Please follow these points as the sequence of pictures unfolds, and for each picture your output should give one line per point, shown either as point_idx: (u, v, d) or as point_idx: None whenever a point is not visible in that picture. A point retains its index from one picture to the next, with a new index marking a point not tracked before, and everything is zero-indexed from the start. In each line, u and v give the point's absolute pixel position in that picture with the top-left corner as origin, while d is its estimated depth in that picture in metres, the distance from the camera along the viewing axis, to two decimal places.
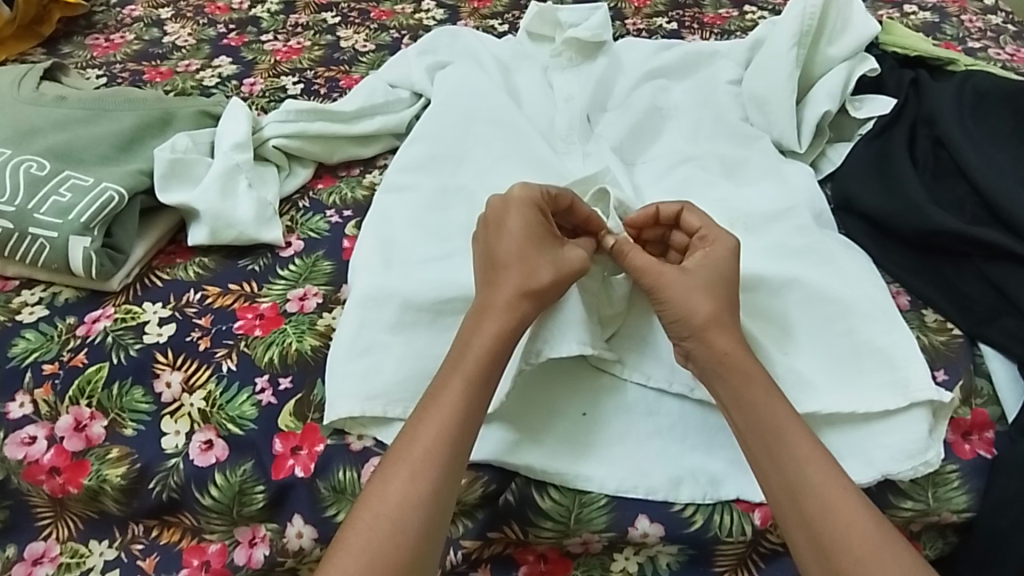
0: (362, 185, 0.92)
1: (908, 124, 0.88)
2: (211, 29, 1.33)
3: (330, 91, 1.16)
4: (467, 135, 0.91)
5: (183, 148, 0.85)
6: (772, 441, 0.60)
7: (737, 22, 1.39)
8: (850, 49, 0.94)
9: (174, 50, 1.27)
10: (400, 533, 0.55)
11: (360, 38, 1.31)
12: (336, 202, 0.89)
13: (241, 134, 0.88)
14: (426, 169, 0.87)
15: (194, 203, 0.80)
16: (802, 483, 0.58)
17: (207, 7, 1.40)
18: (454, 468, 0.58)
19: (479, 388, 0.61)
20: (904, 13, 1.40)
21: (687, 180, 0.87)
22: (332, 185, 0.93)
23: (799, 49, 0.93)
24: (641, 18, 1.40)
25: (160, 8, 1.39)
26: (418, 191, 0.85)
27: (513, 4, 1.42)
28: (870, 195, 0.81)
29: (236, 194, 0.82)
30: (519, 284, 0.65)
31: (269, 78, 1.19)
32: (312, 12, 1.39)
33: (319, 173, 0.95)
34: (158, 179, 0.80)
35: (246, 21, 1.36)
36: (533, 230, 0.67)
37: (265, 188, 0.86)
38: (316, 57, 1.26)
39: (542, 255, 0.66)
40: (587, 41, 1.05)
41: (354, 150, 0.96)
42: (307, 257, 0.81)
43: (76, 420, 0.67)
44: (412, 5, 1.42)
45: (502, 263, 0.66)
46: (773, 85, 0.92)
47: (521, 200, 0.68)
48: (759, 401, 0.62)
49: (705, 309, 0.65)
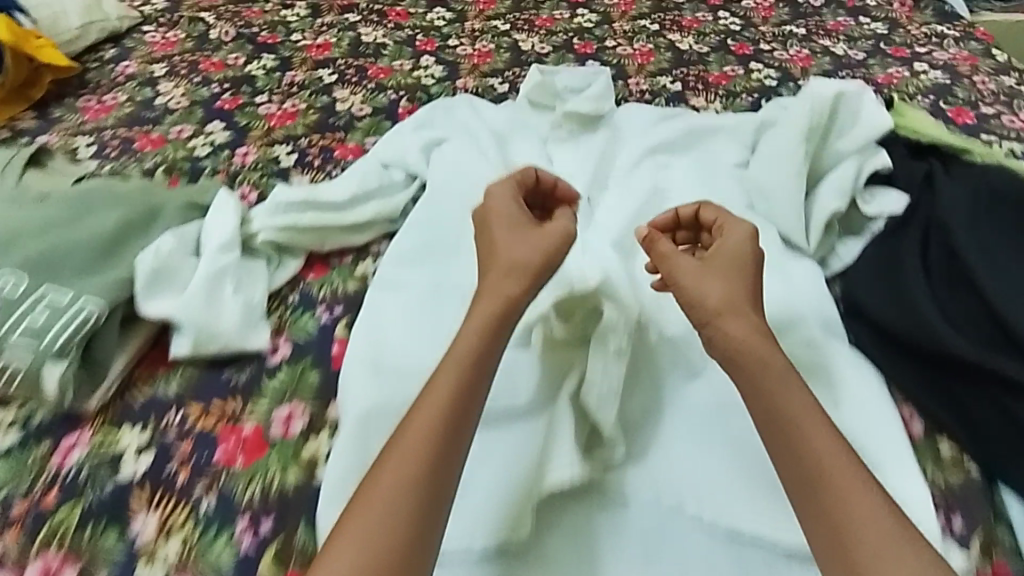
0: (354, 275, 0.91)
1: (919, 224, 0.84)
2: (205, 90, 1.31)
3: (325, 163, 1.14)
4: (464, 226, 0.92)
5: (168, 249, 0.81)
6: (792, 435, 0.58)
7: (742, 82, 1.37)
8: (859, 144, 0.90)
9: (166, 113, 1.25)
10: (391, 518, 0.54)
11: (357, 100, 1.29)
12: (327, 294, 0.88)
13: (228, 232, 0.85)
14: (419, 263, 0.88)
15: (178, 314, 0.77)
16: (825, 479, 0.56)
17: (202, 64, 1.39)
18: (441, 463, 0.57)
19: (466, 378, 0.61)
20: (913, 72, 1.40)
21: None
22: (324, 275, 0.90)
23: (807, 143, 0.90)
24: (643, 78, 1.38)
25: (155, 66, 1.38)
26: (418, 287, 0.85)
27: (513, 62, 1.43)
28: (881, 306, 0.79)
29: (221, 301, 0.79)
30: (505, 271, 0.68)
31: (264, 146, 1.17)
32: (308, 68, 1.39)
33: (310, 262, 0.92)
34: (141, 288, 0.77)
35: (242, 80, 1.35)
36: (511, 218, 0.73)
37: (255, 291, 0.83)
38: (311, 122, 1.23)
39: (524, 239, 0.70)
40: (589, 115, 1.13)
41: (348, 233, 0.93)
42: (295, 364, 0.79)
43: (43, 568, 0.62)
44: (410, 61, 1.42)
45: (494, 249, 0.71)
46: (779, 178, 0.90)
47: (503, 188, 0.77)
48: (780, 391, 0.60)
49: (719, 293, 0.65)
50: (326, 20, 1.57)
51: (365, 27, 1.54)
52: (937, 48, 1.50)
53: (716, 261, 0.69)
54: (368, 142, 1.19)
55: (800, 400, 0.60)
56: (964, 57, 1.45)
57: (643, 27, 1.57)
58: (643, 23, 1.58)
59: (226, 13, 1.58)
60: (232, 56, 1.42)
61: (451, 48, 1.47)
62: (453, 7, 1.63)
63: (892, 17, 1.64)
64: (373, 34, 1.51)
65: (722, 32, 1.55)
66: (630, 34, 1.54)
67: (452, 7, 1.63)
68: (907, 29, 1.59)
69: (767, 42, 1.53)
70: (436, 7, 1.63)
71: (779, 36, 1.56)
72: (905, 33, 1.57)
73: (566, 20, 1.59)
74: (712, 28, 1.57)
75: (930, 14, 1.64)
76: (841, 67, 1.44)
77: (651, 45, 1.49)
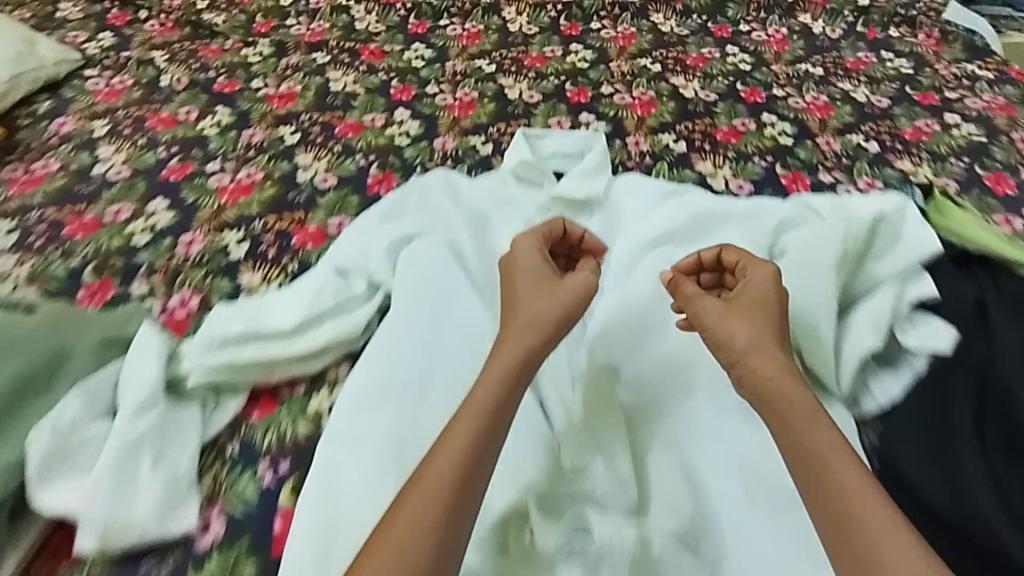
0: (305, 415, 0.80)
1: (969, 375, 0.72)
2: (150, 155, 1.17)
3: (280, 254, 1.00)
4: (432, 353, 0.80)
5: (70, 419, 0.71)
6: (814, 464, 0.62)
7: (754, 140, 1.22)
8: (899, 270, 0.79)
9: (104, 187, 1.10)
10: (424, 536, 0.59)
11: (322, 167, 1.16)
12: (272, 443, 0.77)
13: (150, 387, 0.74)
14: (379, 409, 0.76)
15: (82, 504, 0.67)
16: (845, 503, 0.59)
17: (149, 120, 1.24)
18: (467, 484, 0.62)
19: (493, 417, 0.66)
20: (945, 125, 1.26)
21: (692, 422, 0.78)
22: (270, 415, 0.80)
23: (839, 274, 0.78)
24: (643, 135, 1.23)
25: (96, 121, 1.24)
26: (377, 439, 0.73)
27: (499, 114, 1.29)
28: (924, 482, 0.67)
29: (136, 482, 0.69)
30: (529, 315, 0.74)
31: (212, 231, 1.03)
32: (269, 125, 1.24)
33: (256, 394, 0.81)
34: (37, 473, 0.68)
35: (193, 141, 1.20)
36: (539, 275, 0.79)
37: (180, 457, 0.72)
38: (268, 198, 1.09)
39: (549, 295, 0.77)
40: (578, 198, 0.99)
41: (301, 362, 0.81)
42: (228, 549, 0.68)
43: None
44: (384, 115, 1.28)
45: (518, 299, 0.77)
46: (806, 305, 0.77)
47: (528, 240, 0.83)
48: (801, 425, 0.64)
49: (743, 336, 0.70)
50: (292, 61, 1.41)
51: (334, 71, 1.39)
52: (969, 93, 1.35)
53: (737, 301, 0.74)
54: (332, 226, 1.05)
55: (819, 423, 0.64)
56: (1000, 106, 1.31)
57: (643, 68, 1.41)
58: (643, 62, 1.43)
59: (181, 53, 1.43)
60: (183, 108, 1.27)
61: (430, 97, 1.33)
62: (433, 43, 1.47)
63: (917, 51, 1.48)
64: (342, 80, 1.37)
65: (730, 74, 1.40)
66: (628, 77, 1.39)
67: (432, 43, 1.47)
68: (935, 67, 1.43)
69: (779, 86, 1.37)
70: (415, 44, 1.47)
71: (794, 78, 1.40)
72: (932, 73, 1.42)
73: (558, 59, 1.44)
74: (718, 68, 1.42)
75: (959, 48, 1.48)
76: (865, 117, 1.28)
77: (651, 91, 1.34)
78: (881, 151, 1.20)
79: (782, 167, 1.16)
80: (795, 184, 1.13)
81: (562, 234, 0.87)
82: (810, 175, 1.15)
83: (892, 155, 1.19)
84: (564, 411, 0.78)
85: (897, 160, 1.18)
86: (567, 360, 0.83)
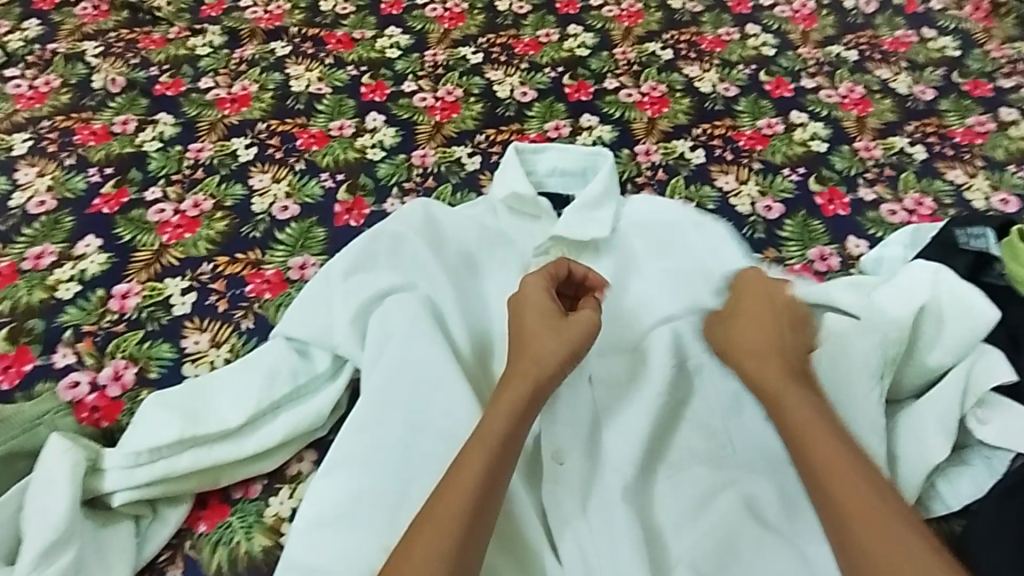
0: (263, 523, 0.67)
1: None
2: (79, 179, 1.00)
3: (231, 309, 0.85)
4: (411, 453, 0.66)
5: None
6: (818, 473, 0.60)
7: (782, 147, 1.05)
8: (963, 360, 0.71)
9: (24, 224, 0.94)
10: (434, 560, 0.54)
11: (281, 190, 0.99)
12: (221, 564, 0.65)
13: (57, 522, 0.62)
14: (350, 527, 0.63)
15: None
16: (855, 520, 0.57)
17: (77, 132, 1.06)
18: (475, 510, 0.57)
19: (502, 446, 0.61)
20: (1001, 123, 1.09)
21: (730, 530, 0.66)
22: (219, 525, 0.67)
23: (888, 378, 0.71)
24: (654, 142, 1.07)
25: (15, 135, 1.05)
26: (347, 569, 0.61)
27: (487, 116, 1.11)
28: None
29: None
30: (537, 363, 0.66)
31: (150, 281, 0.88)
32: (218, 137, 1.07)
33: (203, 498, 0.69)
34: None
35: (130, 160, 1.03)
36: (549, 309, 0.69)
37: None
38: (217, 235, 0.93)
39: (556, 332, 0.67)
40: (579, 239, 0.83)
41: (253, 460, 0.70)
42: None
43: None
44: (353, 121, 1.10)
45: (525, 341, 0.68)
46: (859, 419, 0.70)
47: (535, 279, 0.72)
48: (810, 433, 0.62)
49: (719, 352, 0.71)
50: (246, 53, 1.20)
51: (295, 64, 1.19)
52: None
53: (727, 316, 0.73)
54: (293, 268, 0.90)
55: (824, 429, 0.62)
56: None
57: (653, 54, 1.21)
58: (653, 46, 1.23)
59: (118, 43, 1.20)
60: (118, 117, 1.09)
61: (406, 96, 1.14)
62: (410, 26, 1.26)
63: (965, 28, 1.26)
64: (305, 77, 1.17)
65: (752, 60, 1.20)
66: (635, 66, 1.19)
67: (408, 26, 1.26)
68: (985, 47, 1.22)
69: (809, 74, 1.17)
70: (388, 27, 1.26)
71: (825, 64, 1.19)
72: (984, 54, 1.21)
73: (554, 44, 1.23)
74: (739, 52, 1.21)
75: (1012, 24, 1.26)
76: (909, 114, 1.11)
77: (663, 84, 1.16)
78: (929, 159, 1.04)
79: (816, 181, 1.01)
80: (832, 203, 0.98)
81: (568, 276, 0.74)
82: (849, 191, 1.00)
83: (942, 163, 1.03)
84: (568, 522, 0.67)
85: (949, 171, 1.02)
86: (575, 448, 0.70)
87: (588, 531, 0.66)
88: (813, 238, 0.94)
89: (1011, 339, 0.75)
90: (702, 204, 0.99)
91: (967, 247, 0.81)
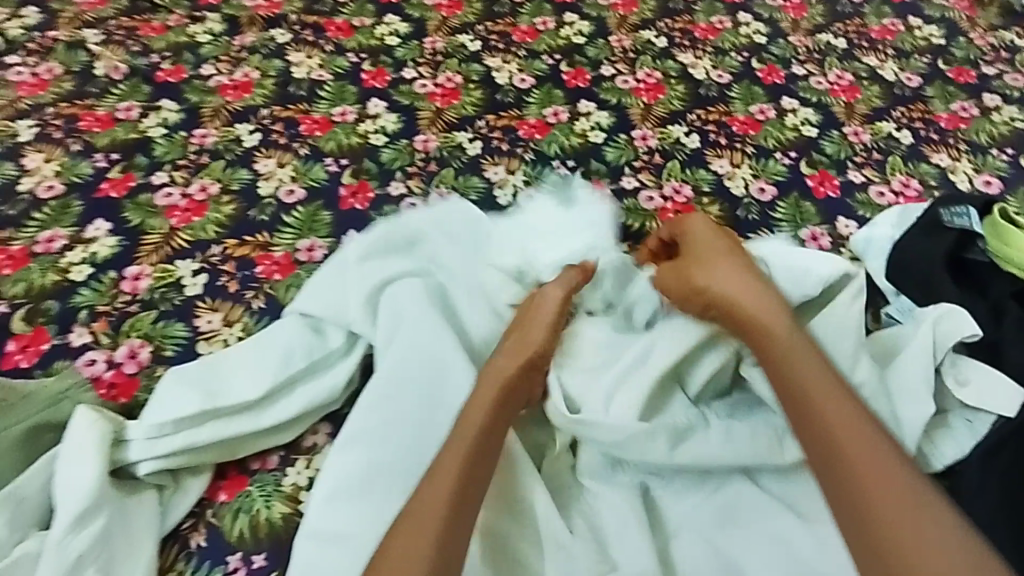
0: (282, 493, 0.70)
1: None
2: (86, 164, 1.01)
3: (241, 290, 0.87)
4: (417, 438, 0.70)
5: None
6: (828, 441, 0.62)
7: (774, 132, 1.09)
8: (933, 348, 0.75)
9: (33, 209, 0.95)
10: (421, 536, 0.57)
11: (286, 175, 1.01)
12: (242, 532, 0.67)
13: (86, 490, 0.65)
14: (368, 496, 0.67)
15: None
16: (863, 485, 0.59)
17: (82, 119, 1.07)
18: (458, 490, 0.60)
19: (482, 430, 0.65)
20: (985, 109, 1.13)
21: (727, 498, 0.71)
22: (239, 495, 0.70)
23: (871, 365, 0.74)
24: (651, 128, 1.10)
25: (20, 122, 1.06)
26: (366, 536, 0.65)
27: (487, 102, 1.13)
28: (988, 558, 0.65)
29: None
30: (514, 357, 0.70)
31: (160, 263, 0.90)
32: (222, 123, 1.08)
33: (222, 470, 0.72)
34: None
35: (135, 146, 1.04)
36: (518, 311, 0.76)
37: (126, 568, 0.63)
38: (225, 218, 0.95)
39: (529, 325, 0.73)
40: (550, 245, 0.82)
41: (270, 433, 0.73)
42: None
43: None
44: (355, 107, 1.11)
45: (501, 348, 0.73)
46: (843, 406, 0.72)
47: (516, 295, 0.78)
48: (826, 397, 0.64)
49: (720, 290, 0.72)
50: (246, 40, 1.21)
51: (296, 51, 1.20)
52: (1009, 68, 1.20)
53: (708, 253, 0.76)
54: (301, 251, 0.92)
55: (828, 390, 0.65)
56: None
57: (648, 42, 1.24)
58: (648, 34, 1.25)
59: (118, 30, 1.21)
60: (121, 103, 1.10)
61: (407, 83, 1.16)
62: (409, 14, 1.28)
63: (950, 17, 1.29)
64: (306, 64, 1.18)
65: (745, 48, 1.23)
66: (631, 54, 1.22)
67: (407, 14, 1.28)
68: (970, 35, 1.26)
69: (799, 62, 1.20)
70: (387, 14, 1.27)
71: (815, 52, 1.22)
72: (968, 42, 1.25)
73: (552, 32, 1.25)
74: (732, 40, 1.24)
75: (995, 13, 1.30)
76: (896, 100, 1.14)
77: (659, 71, 1.19)
78: (915, 143, 1.08)
79: (807, 165, 1.04)
80: (823, 185, 1.02)
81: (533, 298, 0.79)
82: (839, 173, 1.03)
83: (928, 147, 1.07)
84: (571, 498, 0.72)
85: (934, 154, 1.06)
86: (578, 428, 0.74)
87: (593, 503, 0.71)
88: (804, 218, 0.97)
89: (993, 312, 0.78)
90: (698, 186, 1.02)
91: (952, 224, 0.85)
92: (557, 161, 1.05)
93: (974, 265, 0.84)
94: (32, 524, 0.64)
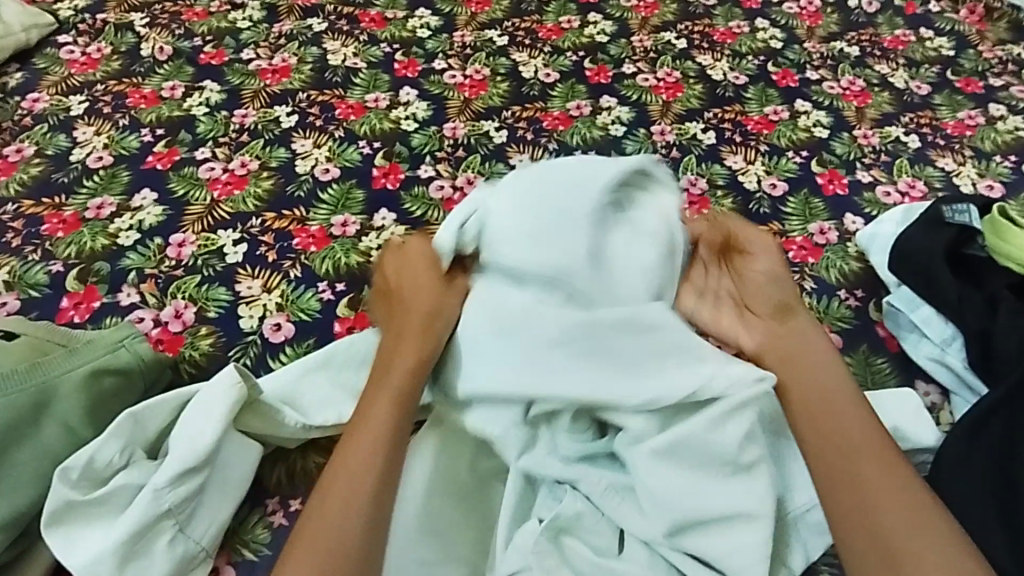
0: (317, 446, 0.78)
1: (1015, 417, 0.74)
2: (133, 138, 1.07)
3: (279, 259, 0.93)
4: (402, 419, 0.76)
5: (106, 462, 0.70)
6: (844, 449, 0.66)
7: (787, 132, 1.13)
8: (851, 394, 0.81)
9: (84, 177, 1.01)
10: (337, 533, 0.61)
11: (322, 155, 1.06)
12: (281, 479, 0.76)
13: (201, 444, 0.70)
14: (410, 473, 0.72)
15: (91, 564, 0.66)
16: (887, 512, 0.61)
17: (129, 96, 1.13)
18: (376, 481, 0.64)
19: (390, 419, 0.69)
20: (990, 118, 1.18)
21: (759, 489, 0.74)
22: (277, 449, 0.78)
23: None
24: (669, 124, 1.15)
25: (71, 96, 1.12)
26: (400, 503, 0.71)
27: (513, 94, 1.18)
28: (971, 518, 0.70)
29: (152, 546, 0.67)
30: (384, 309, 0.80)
31: (203, 232, 0.95)
32: (261, 105, 1.13)
33: None
34: (46, 513, 0.67)
35: (178, 123, 1.10)
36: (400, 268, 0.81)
37: (201, 522, 0.70)
38: (264, 193, 1.01)
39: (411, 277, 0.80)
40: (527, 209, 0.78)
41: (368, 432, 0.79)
42: None
43: None
44: (388, 95, 1.17)
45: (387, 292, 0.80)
46: None
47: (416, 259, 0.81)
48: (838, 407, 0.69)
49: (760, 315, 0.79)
50: (284, 27, 1.27)
51: (332, 40, 1.25)
52: (1015, 80, 1.25)
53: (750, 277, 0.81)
54: (335, 226, 0.97)
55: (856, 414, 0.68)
56: None
57: (669, 43, 1.29)
58: (668, 36, 1.30)
59: (163, 15, 1.27)
60: (166, 83, 1.15)
61: (437, 74, 1.21)
62: (440, 8, 1.33)
63: (960, 30, 1.34)
64: (341, 52, 1.24)
65: (761, 52, 1.28)
66: (651, 54, 1.27)
67: (438, 8, 1.33)
68: (979, 48, 1.31)
69: (813, 67, 1.25)
70: (419, 8, 1.33)
71: (829, 58, 1.27)
72: (976, 55, 1.29)
73: (576, 30, 1.31)
74: (749, 44, 1.29)
75: (1004, 27, 1.35)
76: (905, 107, 1.19)
77: (677, 71, 1.24)
78: (922, 148, 1.12)
79: (817, 164, 1.09)
80: (832, 183, 1.06)
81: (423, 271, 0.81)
82: (847, 173, 1.08)
83: (934, 151, 1.12)
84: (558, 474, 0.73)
85: (940, 159, 1.11)
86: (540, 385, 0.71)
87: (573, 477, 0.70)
88: (813, 213, 1.02)
89: (988, 304, 0.84)
90: (713, 180, 1.07)
91: (953, 221, 0.90)
92: (579, 152, 1.10)
93: (974, 260, 0.89)
94: (139, 448, 0.72)
